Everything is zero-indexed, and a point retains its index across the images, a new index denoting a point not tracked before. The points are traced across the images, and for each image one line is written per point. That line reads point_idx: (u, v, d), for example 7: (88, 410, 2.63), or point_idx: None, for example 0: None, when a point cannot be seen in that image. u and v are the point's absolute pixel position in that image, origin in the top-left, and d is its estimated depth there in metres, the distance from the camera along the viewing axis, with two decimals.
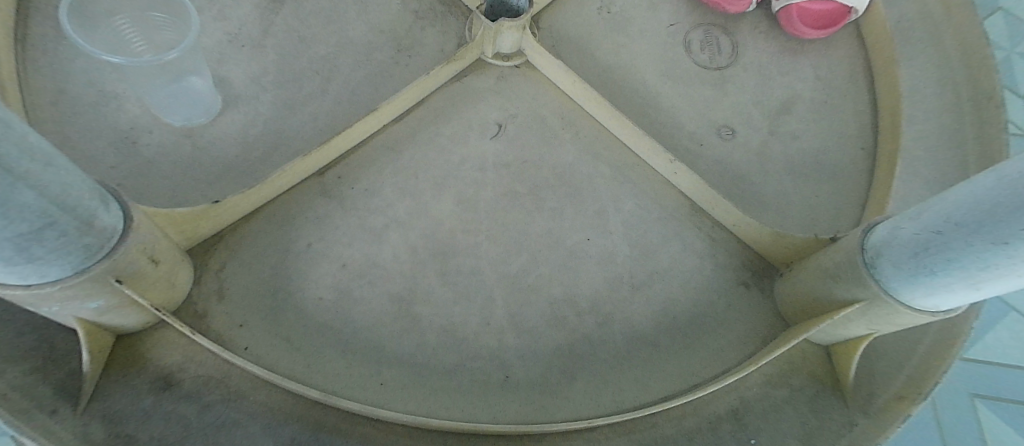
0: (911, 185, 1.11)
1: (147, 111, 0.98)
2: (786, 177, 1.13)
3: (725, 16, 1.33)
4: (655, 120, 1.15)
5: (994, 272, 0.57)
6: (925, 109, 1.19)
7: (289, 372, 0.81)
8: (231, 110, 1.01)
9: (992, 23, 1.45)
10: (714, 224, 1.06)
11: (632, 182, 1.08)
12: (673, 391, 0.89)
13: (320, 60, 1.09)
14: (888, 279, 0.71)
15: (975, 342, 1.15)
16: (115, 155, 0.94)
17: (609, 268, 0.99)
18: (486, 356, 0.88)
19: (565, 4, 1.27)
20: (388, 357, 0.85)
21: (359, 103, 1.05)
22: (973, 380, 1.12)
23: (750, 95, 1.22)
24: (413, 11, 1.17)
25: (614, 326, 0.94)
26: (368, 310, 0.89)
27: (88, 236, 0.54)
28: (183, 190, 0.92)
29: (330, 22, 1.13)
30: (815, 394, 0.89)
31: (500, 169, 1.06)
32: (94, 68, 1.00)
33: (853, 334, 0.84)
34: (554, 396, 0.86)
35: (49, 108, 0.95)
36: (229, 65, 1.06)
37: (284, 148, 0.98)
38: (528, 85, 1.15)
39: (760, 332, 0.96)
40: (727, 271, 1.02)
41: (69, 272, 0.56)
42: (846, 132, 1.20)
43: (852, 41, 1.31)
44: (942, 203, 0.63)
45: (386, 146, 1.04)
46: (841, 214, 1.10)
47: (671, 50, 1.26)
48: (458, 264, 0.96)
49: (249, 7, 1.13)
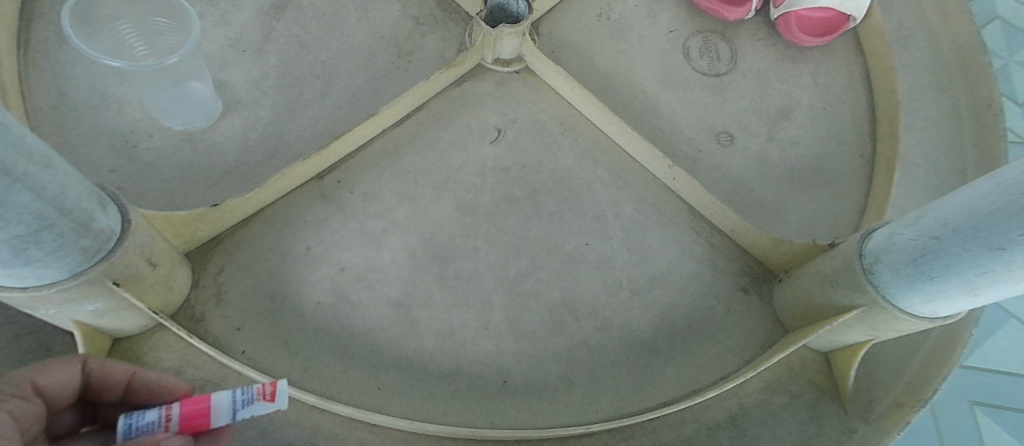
0: (910, 191, 1.11)
1: (147, 114, 0.98)
2: (785, 183, 1.13)
3: (724, 23, 1.33)
4: (654, 126, 1.16)
5: (991, 278, 0.57)
6: (923, 116, 1.19)
7: (287, 377, 0.81)
8: (231, 114, 1.02)
9: (990, 31, 1.46)
10: (713, 230, 1.06)
11: (632, 187, 1.08)
12: (672, 397, 0.89)
13: (321, 65, 1.10)
14: (886, 284, 0.71)
15: (974, 349, 1.14)
16: (115, 159, 0.94)
17: (607, 273, 0.99)
18: (484, 361, 0.88)
19: (565, 10, 1.28)
20: (386, 362, 0.85)
21: (359, 108, 1.06)
22: (973, 387, 1.11)
23: (749, 102, 1.23)
24: (413, 17, 1.18)
25: (612, 331, 0.94)
26: (366, 314, 0.89)
27: (85, 238, 0.54)
28: (183, 193, 0.92)
29: (331, 27, 1.14)
30: (814, 401, 0.89)
31: (500, 174, 1.06)
32: (94, 72, 1.01)
33: (852, 341, 0.83)
34: (552, 402, 0.86)
35: (50, 112, 0.96)
36: (230, 69, 1.07)
37: (284, 152, 0.99)
38: (527, 91, 1.15)
39: (759, 338, 0.96)
40: (726, 277, 1.02)
41: (66, 275, 0.56)
42: (844, 138, 1.20)
43: (851, 48, 1.32)
44: (939, 209, 0.63)
45: (386, 150, 1.04)
46: (840, 220, 1.10)
47: (670, 56, 1.27)
48: (457, 268, 0.96)
49: (250, 13, 1.13)
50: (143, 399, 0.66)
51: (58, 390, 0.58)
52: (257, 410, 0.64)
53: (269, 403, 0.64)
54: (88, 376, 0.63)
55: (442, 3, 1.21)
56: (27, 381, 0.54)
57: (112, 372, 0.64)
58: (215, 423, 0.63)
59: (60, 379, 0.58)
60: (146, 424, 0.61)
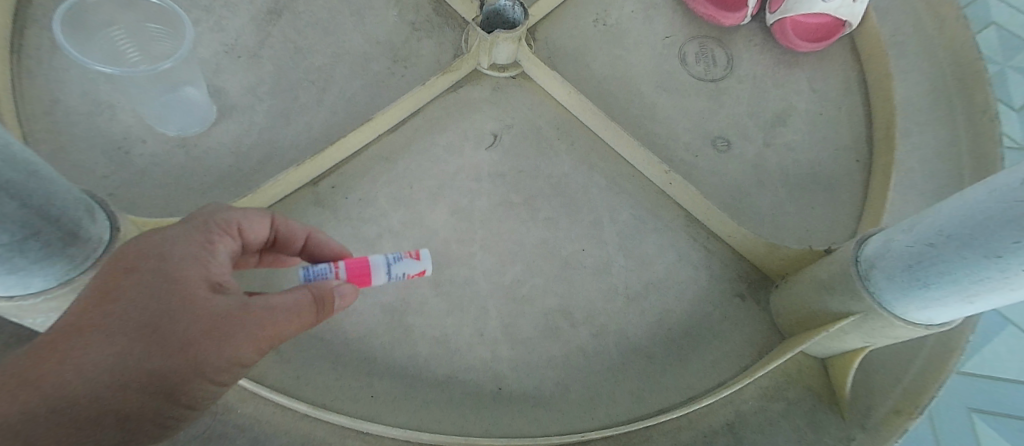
0: (906, 197, 1.11)
1: (140, 120, 0.98)
2: (781, 189, 1.13)
3: (720, 29, 1.34)
4: (651, 131, 1.16)
5: (987, 285, 0.57)
6: (919, 121, 1.19)
7: (279, 384, 0.80)
8: (226, 120, 1.01)
9: (986, 37, 1.47)
10: (710, 235, 1.06)
11: (628, 192, 1.08)
12: (669, 404, 0.88)
13: (317, 70, 1.09)
14: (882, 291, 0.70)
15: (972, 355, 1.14)
16: (108, 165, 0.93)
17: (604, 279, 0.99)
18: (479, 368, 0.87)
19: (562, 16, 1.28)
20: (380, 369, 0.85)
21: (355, 113, 1.05)
22: (971, 394, 1.11)
23: (745, 107, 1.23)
24: (410, 22, 1.18)
25: (608, 337, 0.93)
26: (360, 320, 0.88)
27: (73, 246, 0.54)
28: (176, 200, 0.92)
29: (327, 33, 1.14)
30: (812, 408, 0.88)
31: (496, 180, 1.06)
32: (88, 77, 1.01)
33: (849, 347, 0.83)
34: (548, 409, 0.85)
35: (43, 118, 0.96)
36: (226, 75, 1.07)
37: (279, 158, 0.99)
38: (524, 96, 1.15)
39: (755, 345, 0.95)
40: (723, 283, 1.01)
41: (54, 283, 0.55)
42: (840, 143, 1.20)
43: (846, 53, 1.32)
44: (934, 215, 0.63)
45: (381, 156, 1.04)
46: (837, 226, 1.10)
47: (667, 62, 1.27)
48: (452, 275, 0.95)
49: (246, 18, 1.13)
50: (319, 254, 0.73)
51: (259, 235, 0.62)
52: (409, 272, 0.69)
53: (418, 262, 0.69)
54: (276, 230, 0.68)
55: (438, 9, 1.21)
56: (235, 224, 0.58)
57: (293, 230, 0.69)
58: (376, 280, 0.67)
59: (259, 229, 0.61)
60: (321, 275, 0.64)
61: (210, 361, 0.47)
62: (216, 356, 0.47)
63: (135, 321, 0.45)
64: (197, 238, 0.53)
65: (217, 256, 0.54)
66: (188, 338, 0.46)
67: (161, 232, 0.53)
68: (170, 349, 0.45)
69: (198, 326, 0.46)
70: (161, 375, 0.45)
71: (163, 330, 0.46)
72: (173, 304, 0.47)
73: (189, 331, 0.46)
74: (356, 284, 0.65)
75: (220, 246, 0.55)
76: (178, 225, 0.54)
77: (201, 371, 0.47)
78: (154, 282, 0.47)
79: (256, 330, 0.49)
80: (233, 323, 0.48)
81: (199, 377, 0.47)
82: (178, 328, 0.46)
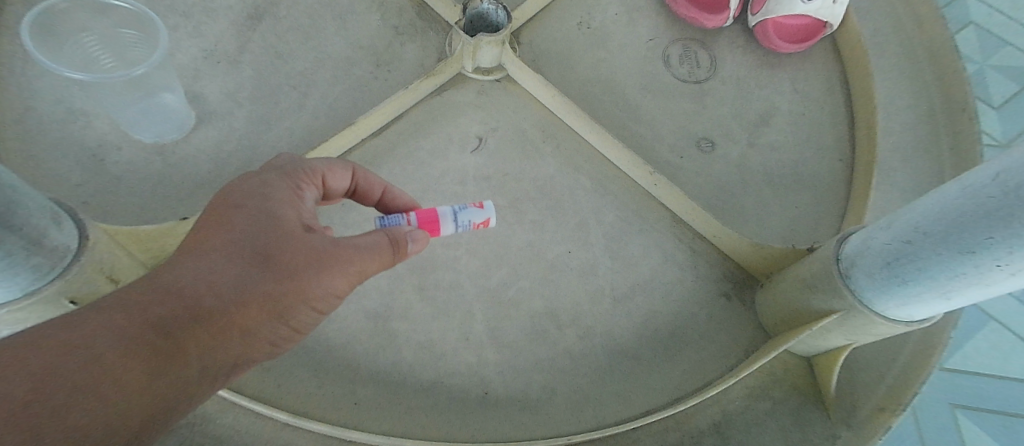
0: (888, 195, 1.12)
1: (116, 127, 0.96)
2: (765, 188, 1.14)
3: (703, 31, 1.35)
4: (635, 133, 1.16)
5: (961, 281, 0.58)
6: (900, 120, 1.21)
7: (259, 394, 0.79)
8: (205, 126, 1.00)
9: (964, 37, 1.49)
10: (695, 236, 1.06)
11: (613, 194, 1.08)
12: (655, 405, 0.87)
13: (298, 75, 1.08)
14: (862, 288, 0.71)
15: (956, 351, 1.15)
16: (83, 173, 0.92)
17: (589, 280, 0.99)
18: (464, 373, 0.86)
19: (545, 19, 1.28)
20: (363, 376, 0.83)
21: (337, 118, 1.04)
22: (955, 390, 1.12)
23: (729, 108, 1.24)
24: (392, 27, 1.17)
25: (595, 339, 0.93)
26: (343, 327, 0.87)
27: (37, 255, 0.53)
28: (153, 207, 0.90)
29: (309, 38, 1.13)
30: (798, 406, 0.88)
31: (481, 183, 1.05)
32: (62, 84, 0.99)
33: (833, 345, 0.83)
34: (534, 413, 0.84)
35: (15, 126, 0.94)
36: (205, 81, 1.05)
37: (260, 163, 0.97)
38: (508, 99, 1.15)
39: (741, 344, 0.96)
40: (708, 283, 1.01)
41: (19, 293, 0.55)
42: (823, 143, 1.22)
43: (828, 54, 1.34)
44: (911, 213, 0.63)
45: (364, 160, 1.03)
46: (821, 224, 1.11)
47: (651, 63, 1.27)
48: (437, 279, 0.94)
49: (226, 23, 1.12)
50: (393, 208, 0.77)
51: (339, 186, 0.68)
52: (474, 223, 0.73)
53: (482, 211, 0.72)
54: (356, 183, 0.72)
55: (421, 12, 1.20)
56: (319, 175, 0.64)
57: (372, 182, 0.73)
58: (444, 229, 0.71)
59: (339, 181, 0.67)
60: (395, 223, 0.69)
61: (313, 287, 0.52)
62: (321, 281, 0.52)
63: (249, 249, 0.51)
64: (290, 183, 0.59)
65: (305, 202, 0.60)
66: (296, 265, 0.51)
67: (257, 177, 0.58)
68: (280, 273, 0.51)
69: (303, 255, 0.52)
70: (275, 291, 0.50)
71: (273, 258, 0.51)
72: (279, 236, 0.52)
73: (297, 256, 0.52)
74: (427, 231, 0.69)
75: (308, 192, 0.61)
76: (272, 173, 0.60)
77: (306, 293, 0.52)
78: (263, 214, 0.53)
79: (350, 263, 0.55)
80: (330, 256, 0.54)
81: (302, 301, 0.52)
82: (287, 252, 0.52)
